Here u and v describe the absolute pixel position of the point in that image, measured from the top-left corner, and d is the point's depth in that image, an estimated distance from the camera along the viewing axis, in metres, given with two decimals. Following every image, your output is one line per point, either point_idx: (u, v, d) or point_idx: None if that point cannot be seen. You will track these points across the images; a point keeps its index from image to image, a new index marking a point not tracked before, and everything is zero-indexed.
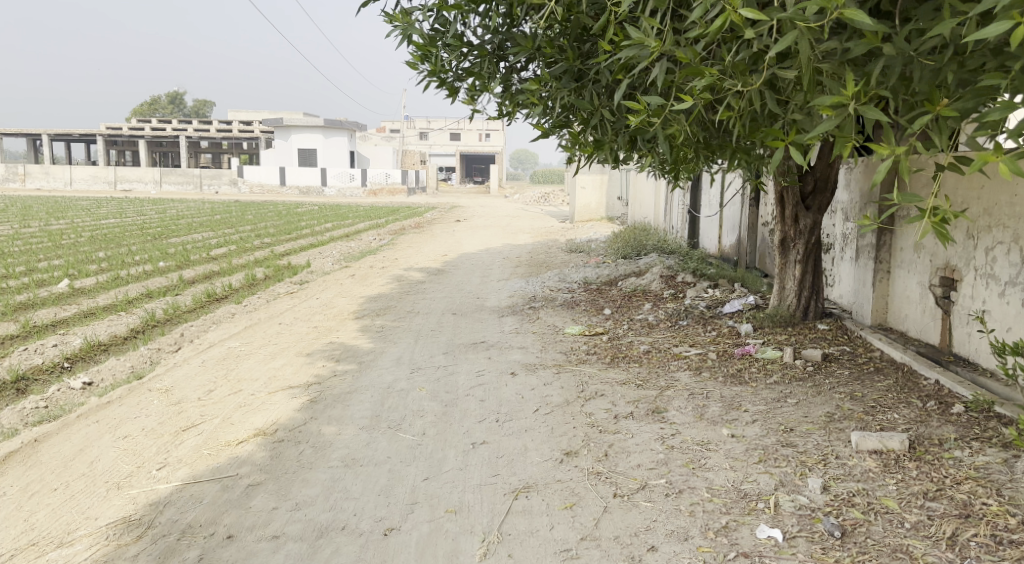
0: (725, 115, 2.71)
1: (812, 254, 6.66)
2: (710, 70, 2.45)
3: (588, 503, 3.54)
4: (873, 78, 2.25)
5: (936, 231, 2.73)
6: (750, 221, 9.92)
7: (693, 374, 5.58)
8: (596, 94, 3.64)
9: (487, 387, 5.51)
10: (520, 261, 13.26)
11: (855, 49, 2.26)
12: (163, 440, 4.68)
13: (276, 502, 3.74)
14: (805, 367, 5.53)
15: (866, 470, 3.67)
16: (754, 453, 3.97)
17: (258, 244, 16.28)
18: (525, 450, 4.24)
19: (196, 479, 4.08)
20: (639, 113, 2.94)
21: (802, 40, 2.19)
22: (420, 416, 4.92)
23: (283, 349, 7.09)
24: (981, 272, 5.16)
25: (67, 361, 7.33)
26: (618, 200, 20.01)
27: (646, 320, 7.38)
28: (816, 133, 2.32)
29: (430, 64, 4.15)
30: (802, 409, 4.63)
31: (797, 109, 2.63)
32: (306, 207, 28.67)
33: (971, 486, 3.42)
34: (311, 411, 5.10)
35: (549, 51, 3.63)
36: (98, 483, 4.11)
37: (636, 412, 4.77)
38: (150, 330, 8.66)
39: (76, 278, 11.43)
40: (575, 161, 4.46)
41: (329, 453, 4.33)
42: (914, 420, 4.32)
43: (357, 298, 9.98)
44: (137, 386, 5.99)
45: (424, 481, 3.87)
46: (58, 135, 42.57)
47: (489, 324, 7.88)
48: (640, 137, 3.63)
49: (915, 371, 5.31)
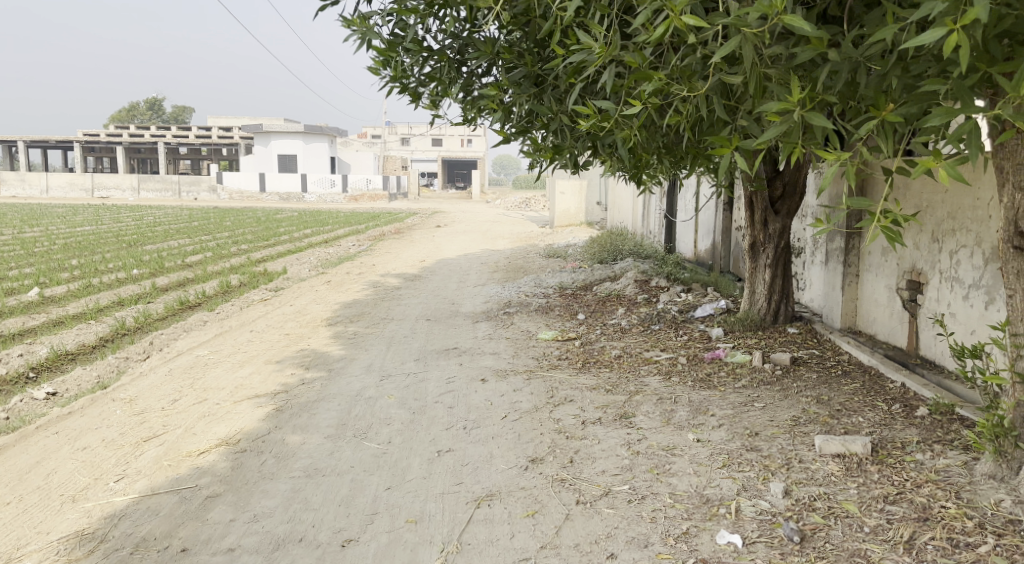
0: (675, 120, 2.70)
1: (782, 257, 6.69)
2: (658, 76, 2.45)
3: (550, 511, 3.51)
4: (817, 83, 2.26)
5: (887, 235, 2.75)
6: (724, 225, 9.96)
7: (663, 379, 5.58)
8: (555, 99, 3.63)
9: (457, 394, 5.47)
10: (498, 266, 13.23)
11: (800, 54, 2.26)
12: (123, 451, 4.60)
13: (233, 514, 3.68)
14: (774, 371, 5.54)
15: (828, 474, 3.67)
16: (718, 458, 3.96)
17: (234, 251, 16.13)
18: (490, 457, 4.20)
19: (154, 491, 4.00)
20: (593, 118, 2.93)
21: (745, 45, 2.19)
22: (387, 424, 4.87)
23: (253, 357, 7.01)
24: (946, 275, 5.19)
25: (32, 372, 7.20)
26: (596, 205, 20.09)
27: (619, 325, 7.38)
28: (764, 139, 2.32)
29: (391, 69, 4.12)
30: (769, 413, 4.63)
31: (746, 114, 2.63)
32: (285, 214, 28.54)
33: (931, 488, 3.43)
34: (276, 420, 5.03)
35: (507, 56, 3.61)
36: (53, 496, 4.02)
37: (604, 417, 4.75)
38: (120, 339, 8.54)
39: (47, 287, 11.26)
40: (539, 165, 4.44)
41: (291, 462, 4.27)
42: (878, 423, 4.33)
43: (331, 305, 9.90)
44: (101, 397, 5.88)
45: (386, 491, 3.82)
46: (33, 142, 42.04)
47: (463, 330, 7.84)
48: (600, 142, 3.63)
49: (882, 374, 5.34)
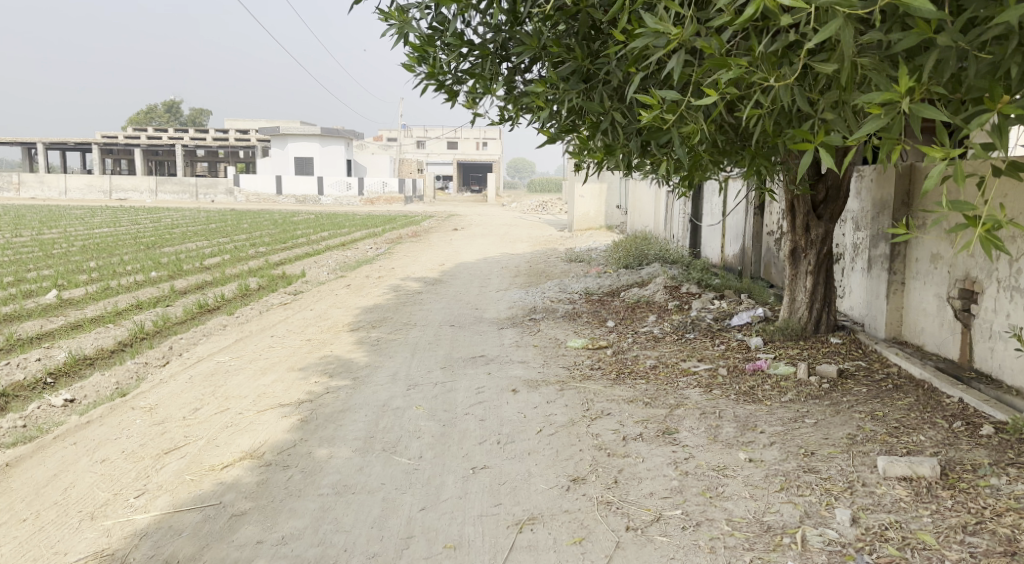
0: (752, 112, 2.51)
1: (824, 264, 6.42)
2: (737, 62, 2.24)
3: (599, 538, 3.28)
4: (926, 73, 2.02)
5: (987, 243, 2.42)
6: (755, 230, 9.69)
7: (703, 392, 5.31)
8: (606, 95, 3.41)
9: (488, 405, 5.24)
10: (519, 270, 12.98)
11: (904, 40, 2.04)
12: (144, 464, 4.40)
13: (260, 535, 3.47)
14: (821, 385, 5.27)
15: (897, 500, 3.41)
16: (774, 480, 3.70)
17: (253, 253, 15.99)
18: (529, 476, 3.96)
19: (177, 508, 3.80)
20: (657, 111, 2.71)
21: (846, 30, 1.96)
22: (417, 437, 4.65)
23: (275, 364, 6.81)
24: (1005, 284, 4.91)
25: (50, 377, 7.04)
26: (616, 209, 19.61)
27: (650, 333, 7.12)
28: (861, 133, 2.08)
29: (427, 65, 3.93)
30: (821, 431, 4.36)
31: (831, 109, 2.41)
32: (302, 216, 28.54)
33: (1014, 518, 3.16)
34: (302, 432, 4.81)
35: (556, 49, 3.39)
36: (71, 513, 3.83)
37: (646, 433, 4.51)
38: (138, 344, 8.37)
39: (65, 289, 11.15)
40: (581, 167, 4.22)
41: (319, 479, 4.05)
42: (942, 442, 4.07)
43: (352, 310, 9.71)
44: (120, 405, 5.70)
45: (420, 512, 3.60)
46: (53, 143, 42.34)
47: (489, 337, 7.61)
48: (654, 142, 3.41)
49: (937, 388, 5.04)
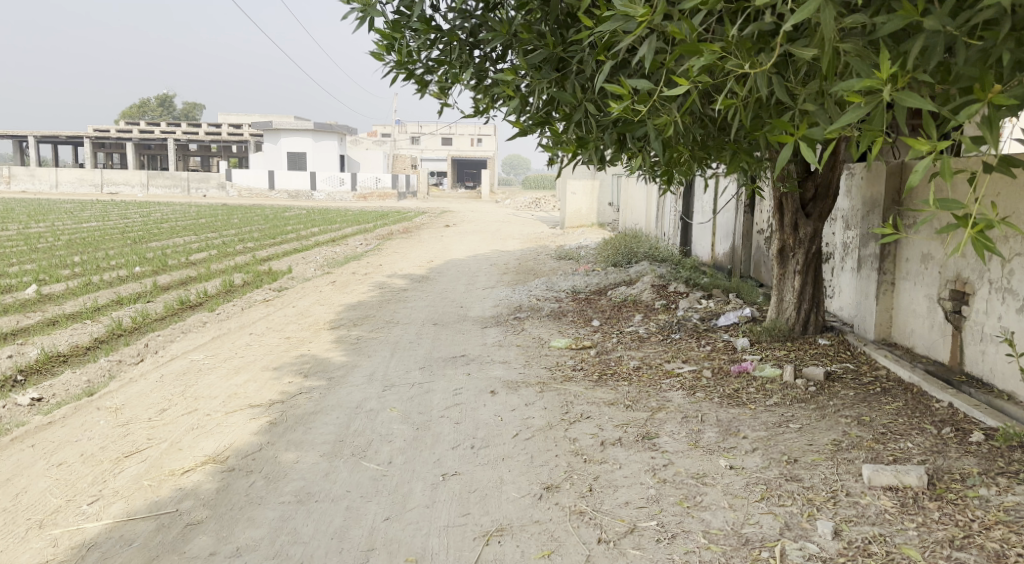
0: (729, 101, 2.35)
1: (813, 263, 6.26)
2: (710, 48, 2.09)
3: (568, 552, 3.12)
4: (912, 59, 1.87)
5: (980, 243, 2.24)
6: (745, 228, 9.53)
7: (687, 394, 5.15)
8: (579, 84, 3.28)
9: (464, 408, 5.07)
10: (508, 268, 12.81)
11: (886, 24, 1.89)
12: (101, 468, 4.22)
13: (214, 547, 3.30)
14: (807, 388, 5.11)
15: (881, 511, 3.26)
16: (755, 489, 3.54)
17: (239, 248, 15.79)
18: (501, 483, 3.80)
19: (131, 516, 3.62)
20: (629, 101, 2.55)
21: (824, 10, 1.80)
22: (388, 441, 4.48)
23: (251, 362, 6.63)
24: (997, 285, 4.75)
25: (20, 374, 6.84)
26: (608, 206, 19.46)
27: (636, 333, 6.96)
28: (840, 125, 1.93)
29: (395, 52, 3.78)
30: (806, 436, 4.21)
31: (812, 99, 2.26)
32: (292, 211, 28.27)
33: (1003, 532, 3.02)
34: (269, 435, 4.64)
35: (527, 35, 3.25)
36: (19, 521, 3.64)
37: (625, 438, 4.35)
38: (116, 340, 8.18)
39: (46, 284, 10.93)
40: (556, 160, 4.08)
41: (282, 485, 3.88)
42: (930, 450, 3.92)
43: (336, 307, 9.52)
44: (85, 405, 5.51)
45: (384, 522, 3.44)
46: (43, 137, 41.96)
47: (472, 336, 7.43)
48: (629, 134, 3.27)
49: (926, 392, 4.89)
